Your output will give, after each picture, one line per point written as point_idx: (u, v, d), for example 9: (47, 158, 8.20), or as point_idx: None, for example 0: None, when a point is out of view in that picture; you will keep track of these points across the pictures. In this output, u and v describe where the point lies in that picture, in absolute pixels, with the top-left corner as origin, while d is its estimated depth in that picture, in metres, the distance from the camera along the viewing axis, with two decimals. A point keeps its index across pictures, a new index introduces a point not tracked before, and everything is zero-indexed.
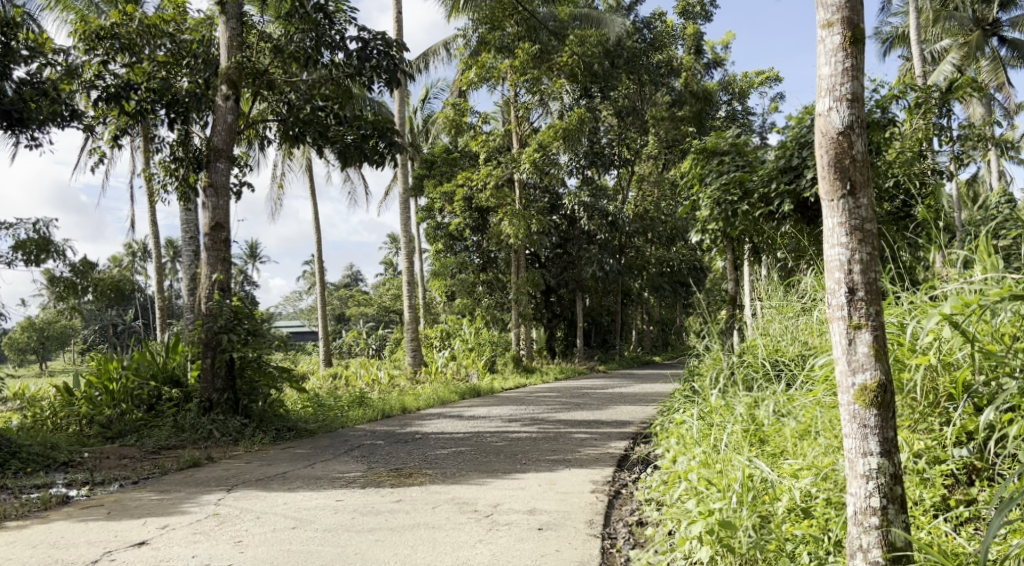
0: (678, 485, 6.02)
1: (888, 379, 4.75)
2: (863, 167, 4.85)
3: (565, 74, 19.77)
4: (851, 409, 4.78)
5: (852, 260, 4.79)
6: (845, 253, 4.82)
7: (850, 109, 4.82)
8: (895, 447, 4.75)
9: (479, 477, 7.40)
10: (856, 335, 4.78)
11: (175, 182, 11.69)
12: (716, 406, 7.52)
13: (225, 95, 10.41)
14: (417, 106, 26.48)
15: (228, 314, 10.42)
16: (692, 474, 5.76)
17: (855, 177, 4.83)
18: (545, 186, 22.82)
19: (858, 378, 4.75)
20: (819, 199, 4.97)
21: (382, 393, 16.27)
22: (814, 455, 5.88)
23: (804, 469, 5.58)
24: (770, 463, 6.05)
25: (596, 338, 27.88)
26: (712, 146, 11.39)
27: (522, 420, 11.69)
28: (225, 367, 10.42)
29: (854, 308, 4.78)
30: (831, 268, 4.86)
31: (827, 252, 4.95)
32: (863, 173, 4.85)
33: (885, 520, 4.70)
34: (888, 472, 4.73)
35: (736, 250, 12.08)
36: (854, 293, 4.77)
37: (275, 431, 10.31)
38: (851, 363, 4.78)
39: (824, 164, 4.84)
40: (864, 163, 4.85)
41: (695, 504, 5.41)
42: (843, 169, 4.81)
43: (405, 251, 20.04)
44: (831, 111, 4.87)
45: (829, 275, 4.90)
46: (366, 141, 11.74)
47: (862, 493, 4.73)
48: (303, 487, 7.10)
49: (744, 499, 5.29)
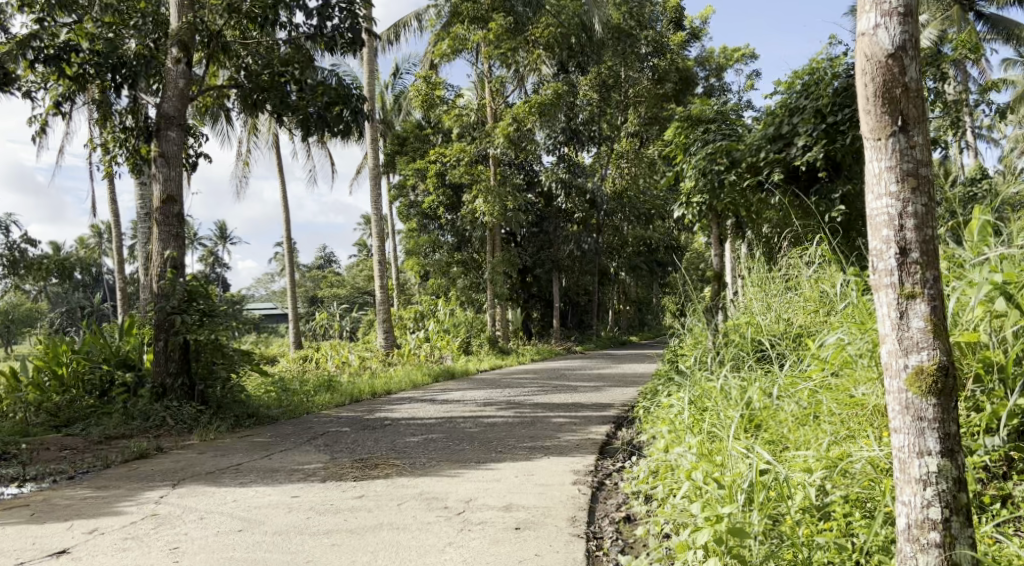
0: (673, 480, 5.48)
1: (947, 360, 4.35)
2: (916, 99, 4.42)
3: (542, 45, 19.02)
4: (903, 398, 4.40)
5: (904, 213, 4.40)
6: (895, 205, 4.42)
7: (901, 28, 4.40)
8: (956, 445, 4.36)
9: (451, 469, 6.81)
10: (910, 306, 4.39)
11: (125, 152, 11.03)
12: (707, 388, 6.96)
13: (176, 58, 9.80)
14: (388, 81, 25.71)
15: (182, 294, 9.73)
16: (694, 470, 5.22)
17: (907, 111, 4.41)
18: (519, 162, 22.21)
19: (913, 359, 4.37)
20: (861, 139, 4.54)
21: (351, 377, 15.67)
22: (823, 444, 5.37)
23: (816, 463, 5.04)
24: (772, 452, 5.51)
25: (573, 318, 27.35)
26: (699, 113, 10.82)
27: (498, 404, 11.11)
28: (179, 351, 9.75)
29: (907, 274, 4.40)
30: (877, 225, 4.47)
31: (870, 206, 4.52)
32: (916, 106, 4.42)
33: (948, 536, 4.32)
34: (950, 475, 4.35)
35: (721, 224, 11.50)
36: (907, 255, 4.38)
37: (234, 419, 9.65)
38: (904, 342, 4.40)
39: (871, 94, 4.42)
40: (917, 93, 4.42)
41: (700, 506, 4.83)
42: (893, 100, 4.40)
43: (377, 230, 19.29)
44: (877, 29, 4.44)
45: (874, 232, 4.50)
46: (329, 108, 11.02)
47: (916, 497, 4.37)
48: (257, 481, 6.48)
49: (754, 500, 4.74)
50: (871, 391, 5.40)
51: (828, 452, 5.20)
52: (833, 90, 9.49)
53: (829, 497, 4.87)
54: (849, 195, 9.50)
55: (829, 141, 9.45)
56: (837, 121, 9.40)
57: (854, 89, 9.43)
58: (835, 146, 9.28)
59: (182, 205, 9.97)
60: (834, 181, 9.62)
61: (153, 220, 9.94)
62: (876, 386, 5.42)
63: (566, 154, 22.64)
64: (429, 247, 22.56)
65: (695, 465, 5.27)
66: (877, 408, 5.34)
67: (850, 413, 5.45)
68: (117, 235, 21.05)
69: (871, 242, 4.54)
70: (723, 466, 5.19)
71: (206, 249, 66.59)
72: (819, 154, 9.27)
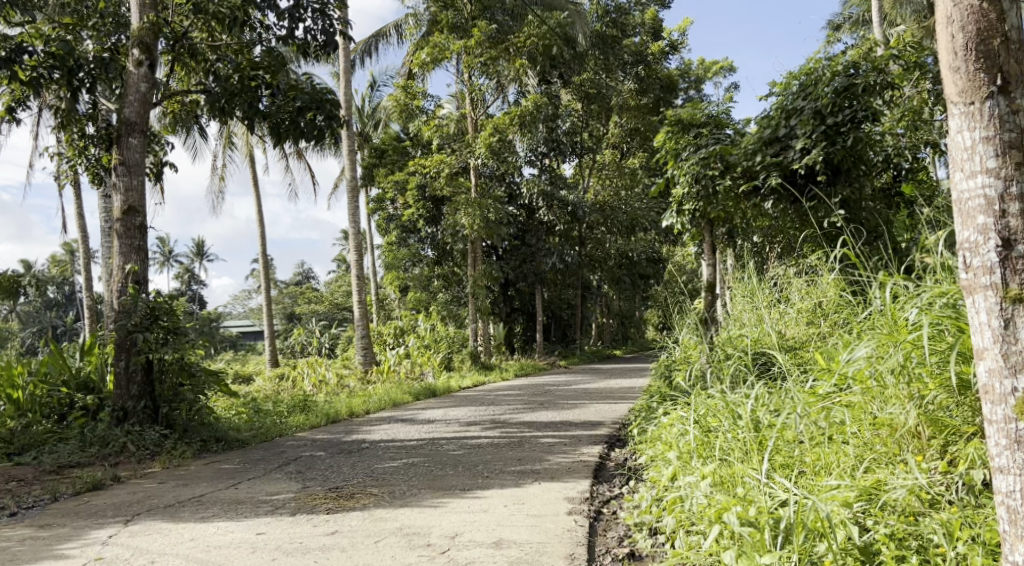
0: (691, 516, 5.02)
1: None
2: (1015, 53, 4.14)
3: (523, 55, 18.58)
4: (1011, 430, 4.07)
5: (1007, 193, 4.09)
6: (995, 184, 4.12)
7: None
8: None
9: (434, 498, 6.28)
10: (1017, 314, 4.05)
11: (85, 162, 10.39)
12: (707, 405, 6.44)
13: (138, 60, 9.20)
14: (365, 93, 25.22)
15: (144, 311, 9.03)
16: (718, 507, 4.76)
17: (1008, 68, 4.11)
18: (501, 175, 21.62)
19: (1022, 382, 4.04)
20: (948, 104, 4.24)
21: (328, 396, 15.02)
22: (858, 471, 4.87)
23: (853, 493, 4.57)
24: (796, 478, 5.05)
25: (556, 332, 26.77)
26: (689, 117, 10.31)
27: (482, 423, 10.55)
28: (142, 370, 9.09)
29: (1011, 273, 4.07)
30: (972, 210, 4.17)
31: (960, 187, 4.22)
32: (1016, 61, 4.13)
33: None
34: None
35: (713, 232, 10.95)
36: (1011, 245, 4.07)
37: (201, 444, 9.02)
38: (1010, 362, 4.05)
39: (965, 48, 4.14)
40: (1016, 47, 4.14)
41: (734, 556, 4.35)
42: (991, 55, 4.11)
43: (355, 244, 18.74)
44: None
45: (967, 219, 4.20)
46: (301, 114, 10.40)
47: None
48: (219, 515, 5.89)
49: (794, 545, 4.29)
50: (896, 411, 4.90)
51: (863, 479, 4.72)
52: (832, 90, 9.03)
53: (871, 534, 4.38)
54: (850, 200, 9.00)
55: (828, 143, 8.97)
56: (837, 122, 8.98)
57: (855, 88, 8.97)
58: (834, 148, 8.84)
59: (144, 216, 9.32)
60: (833, 186, 9.13)
61: (114, 232, 9.28)
62: (906, 407, 4.85)
63: (548, 165, 21.96)
64: (408, 261, 21.97)
65: (721, 505, 4.77)
66: (902, 428, 4.86)
67: (873, 435, 4.96)
68: (86, 251, 20.36)
69: (961, 231, 4.25)
70: (755, 505, 4.68)
71: (182, 266, 65.68)
72: (818, 157, 8.79)
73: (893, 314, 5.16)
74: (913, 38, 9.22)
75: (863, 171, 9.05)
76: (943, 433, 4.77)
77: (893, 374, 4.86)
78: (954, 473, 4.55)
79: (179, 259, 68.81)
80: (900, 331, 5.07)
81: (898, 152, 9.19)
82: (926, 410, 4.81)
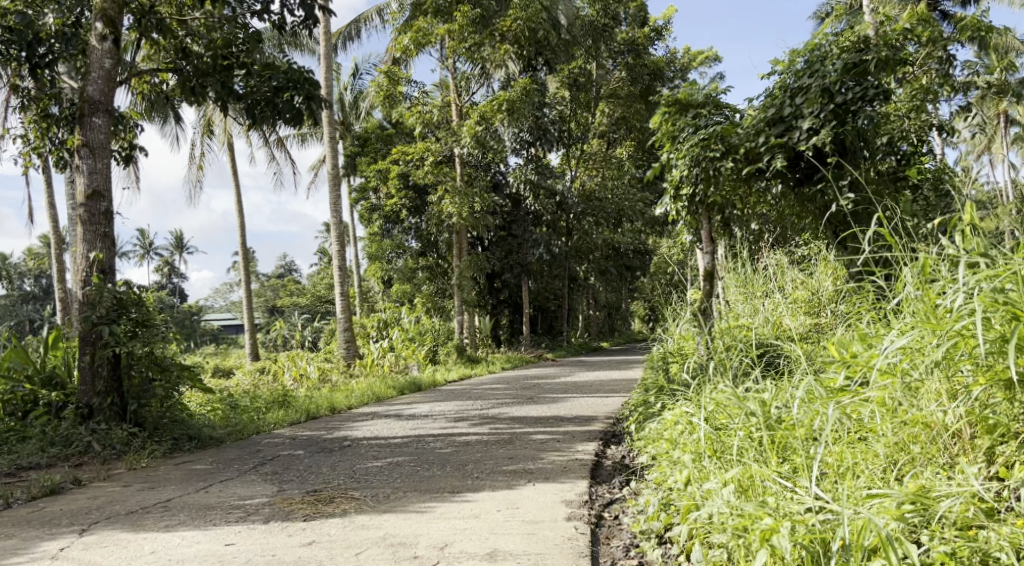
0: (715, 528, 4.54)
1: None
2: None
3: (509, 39, 18.04)
4: None
5: None
6: None
7: None
8: None
9: (421, 502, 5.84)
10: None
11: (50, 146, 9.78)
12: (714, 400, 6.00)
13: (101, 35, 8.60)
14: (347, 82, 24.62)
15: (111, 302, 8.41)
16: (751, 523, 4.28)
17: None
18: (486, 163, 21.07)
19: None
20: None
21: (308, 390, 14.47)
22: (898, 476, 4.42)
23: (902, 502, 4.11)
24: (827, 485, 4.58)
25: (542, 324, 26.23)
26: (686, 98, 9.79)
27: (470, 419, 10.06)
28: (108, 365, 8.50)
29: None
30: None
31: None
32: None
33: None
34: None
35: (710, 219, 10.44)
36: None
37: (172, 442, 8.48)
38: None
39: None
40: None
41: None
42: None
43: (337, 235, 18.16)
44: None
45: None
46: (278, 94, 9.85)
47: None
48: (185, 522, 5.37)
49: None
50: (932, 406, 4.47)
51: (908, 485, 4.26)
52: (840, 67, 8.57)
53: (929, 552, 3.94)
54: (859, 181, 8.60)
55: (837, 123, 8.55)
56: (845, 101, 8.54)
57: (865, 65, 8.55)
58: (844, 128, 8.41)
59: (109, 201, 8.65)
60: (842, 166, 8.69)
61: (76, 219, 8.61)
62: (951, 405, 4.38)
63: (534, 155, 21.37)
64: (392, 252, 21.41)
65: (752, 519, 4.30)
66: (940, 427, 4.43)
67: (908, 433, 4.52)
68: (58, 239, 19.69)
69: None
70: (789, 519, 4.25)
71: (162, 259, 64.77)
72: (827, 137, 8.35)
73: (929, 300, 4.70)
74: (925, 13, 8.79)
75: (869, 154, 8.62)
76: (993, 434, 4.30)
77: (930, 366, 4.42)
78: (1012, 478, 4.09)
79: (158, 252, 68.01)
80: (938, 319, 4.61)
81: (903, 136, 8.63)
82: (971, 406, 4.37)
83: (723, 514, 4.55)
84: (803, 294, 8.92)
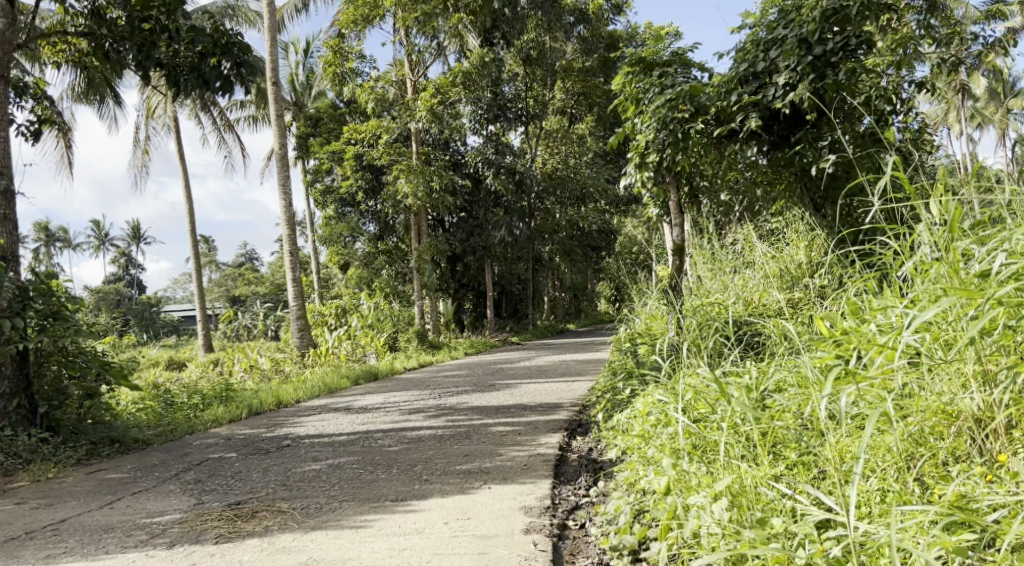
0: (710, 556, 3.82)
1: None
2: None
3: (463, 10, 17.11)
4: None
5: None
6: None
7: None
8: None
9: (358, 515, 5.06)
10: None
11: None
12: (688, 387, 5.29)
13: None
14: (298, 60, 23.57)
15: (14, 293, 7.43)
16: (756, 551, 3.55)
17: None
18: (443, 141, 20.14)
19: None
20: None
21: (257, 383, 13.51)
22: (922, 480, 3.75)
23: (941, 518, 3.43)
24: (837, 494, 3.88)
25: (507, 308, 25.37)
26: (651, 56, 8.98)
27: (425, 410, 9.25)
28: (12, 362, 7.46)
29: None
30: None
31: None
32: None
33: None
34: None
35: (677, 190, 9.66)
36: None
37: (89, 447, 7.60)
38: None
39: None
40: None
41: None
42: None
43: (287, 219, 17.21)
44: None
45: None
46: (204, 60, 8.99)
47: None
48: (71, 552, 4.59)
49: None
50: (959, 392, 3.82)
51: (939, 496, 3.59)
52: (820, 14, 7.87)
53: None
54: (839, 141, 8.06)
55: (815, 77, 7.90)
56: (826, 52, 7.85)
57: (846, 11, 7.84)
58: (822, 82, 7.73)
59: (9, 179, 7.72)
60: (820, 128, 8.14)
61: None
62: (985, 395, 3.70)
63: (493, 133, 20.40)
64: (348, 236, 20.46)
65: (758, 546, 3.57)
66: (969, 417, 3.79)
67: (928, 425, 3.88)
68: None
69: None
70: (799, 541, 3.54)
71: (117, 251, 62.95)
72: (805, 92, 7.69)
73: (953, 265, 3.99)
74: None
75: (845, 115, 8.13)
76: None
77: (962, 346, 3.74)
78: None
79: (112, 243, 66.15)
80: (965, 289, 3.90)
81: (881, 93, 8.01)
82: (1007, 394, 3.70)
83: (715, 535, 3.90)
84: (774, 268, 8.25)
